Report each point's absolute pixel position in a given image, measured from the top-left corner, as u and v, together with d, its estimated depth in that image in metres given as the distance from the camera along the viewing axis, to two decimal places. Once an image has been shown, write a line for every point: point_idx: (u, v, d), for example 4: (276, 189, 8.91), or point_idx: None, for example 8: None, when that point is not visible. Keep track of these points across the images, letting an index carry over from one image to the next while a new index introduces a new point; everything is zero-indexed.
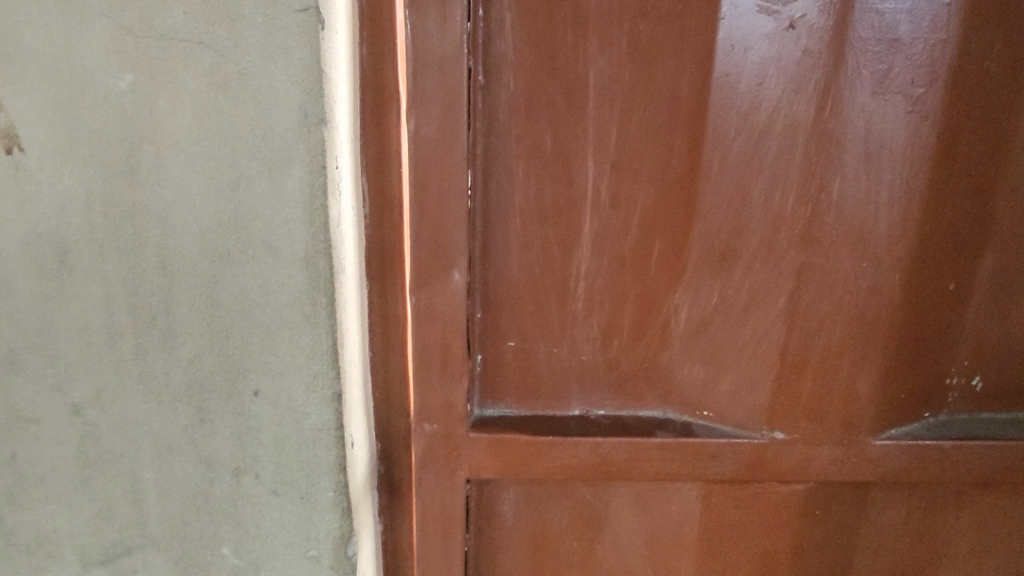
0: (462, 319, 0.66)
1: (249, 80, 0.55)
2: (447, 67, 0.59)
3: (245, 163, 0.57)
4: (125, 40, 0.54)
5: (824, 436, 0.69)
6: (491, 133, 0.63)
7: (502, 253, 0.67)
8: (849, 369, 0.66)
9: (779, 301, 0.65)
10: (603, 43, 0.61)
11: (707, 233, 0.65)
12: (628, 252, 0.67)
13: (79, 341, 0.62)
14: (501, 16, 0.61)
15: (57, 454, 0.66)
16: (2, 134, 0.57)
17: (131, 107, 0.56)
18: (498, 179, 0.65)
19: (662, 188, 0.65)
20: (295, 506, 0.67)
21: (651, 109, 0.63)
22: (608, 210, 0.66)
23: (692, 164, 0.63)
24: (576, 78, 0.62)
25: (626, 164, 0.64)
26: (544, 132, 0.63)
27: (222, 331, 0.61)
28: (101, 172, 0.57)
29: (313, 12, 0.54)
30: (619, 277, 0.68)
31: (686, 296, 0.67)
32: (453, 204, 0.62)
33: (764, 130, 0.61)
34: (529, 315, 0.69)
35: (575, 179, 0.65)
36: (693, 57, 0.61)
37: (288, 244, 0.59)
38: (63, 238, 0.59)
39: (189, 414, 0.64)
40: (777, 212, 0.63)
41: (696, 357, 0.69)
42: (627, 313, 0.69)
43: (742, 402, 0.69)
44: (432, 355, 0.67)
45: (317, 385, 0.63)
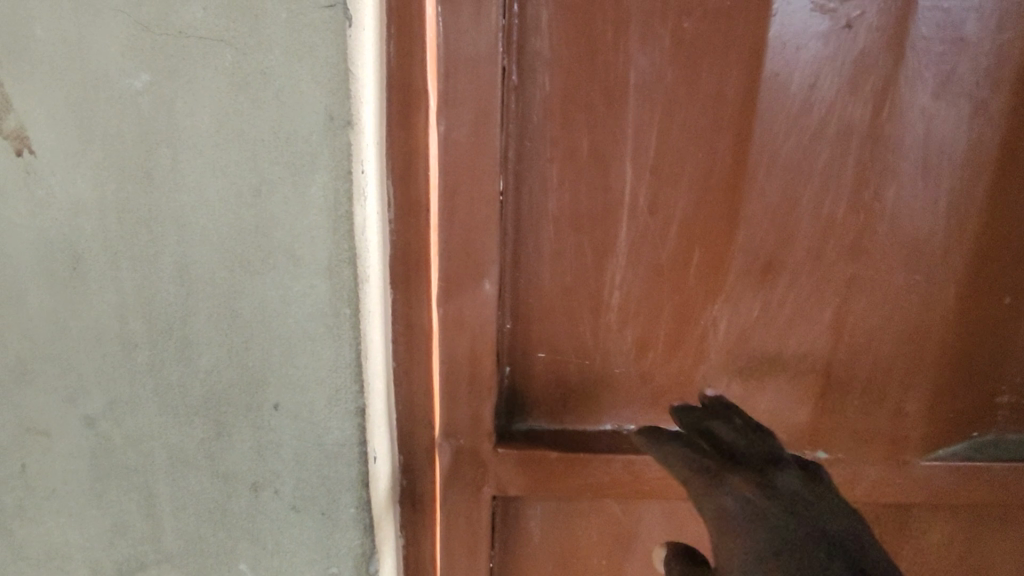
0: (492, 329, 0.63)
1: (272, 80, 0.52)
2: (481, 67, 0.56)
3: (266, 167, 0.54)
4: (141, 37, 0.51)
5: (868, 454, 0.66)
6: (525, 136, 0.60)
7: (534, 261, 0.64)
8: (896, 386, 0.64)
9: (825, 314, 0.62)
10: (645, 39, 0.57)
11: (752, 243, 0.61)
12: (666, 261, 0.63)
13: (92, 352, 0.59)
14: (538, 12, 0.57)
15: (69, 466, 0.63)
16: (11, 135, 0.54)
17: (148, 108, 0.53)
18: (531, 184, 0.61)
19: (705, 193, 0.60)
20: (316, 523, 0.64)
21: (695, 109, 0.58)
22: (646, 215, 0.62)
23: (736, 168, 0.59)
24: (615, 77, 0.58)
25: (666, 168, 0.60)
26: (581, 134, 0.60)
27: (242, 342, 0.59)
28: (117, 177, 0.54)
29: (341, 8, 0.50)
30: (656, 288, 0.64)
31: (726, 308, 0.64)
32: (485, 211, 0.60)
33: (816, 134, 0.57)
34: (560, 325, 0.66)
35: (612, 184, 0.61)
36: (742, 52, 0.56)
37: (312, 252, 0.56)
38: (76, 244, 0.56)
39: (206, 428, 0.62)
40: (827, 220, 0.60)
41: (735, 373, 0.66)
42: (663, 327, 0.65)
43: (784, 420, 0.66)
44: (459, 367, 0.65)
45: (339, 399, 0.61)
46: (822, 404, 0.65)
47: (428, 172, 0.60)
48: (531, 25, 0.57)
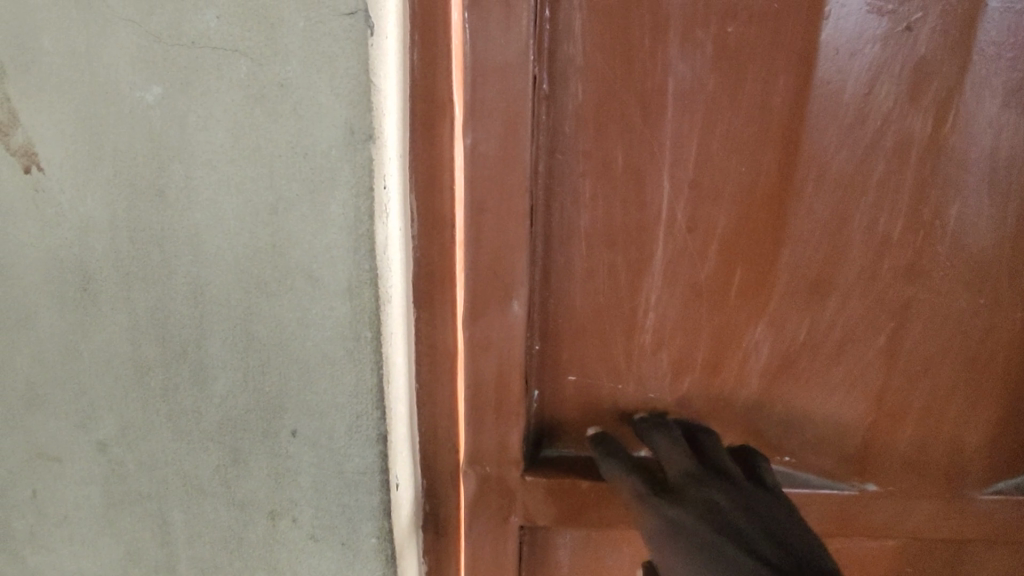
0: (521, 353, 0.60)
1: (289, 92, 0.49)
2: (510, 76, 0.52)
3: (284, 184, 0.51)
4: (153, 47, 0.48)
5: (920, 487, 0.62)
6: (556, 149, 0.56)
7: (564, 280, 0.60)
8: (954, 416, 0.60)
9: (878, 339, 0.58)
10: (686, 44, 0.53)
11: (798, 263, 0.57)
12: (705, 282, 0.59)
13: (103, 375, 0.57)
14: (570, 17, 0.53)
15: (80, 493, 0.61)
16: (19, 151, 0.52)
17: (160, 122, 0.50)
18: (562, 200, 0.58)
19: (747, 210, 0.57)
20: (336, 553, 0.61)
21: (738, 121, 0.54)
22: (685, 233, 0.58)
23: (782, 182, 0.55)
24: (653, 86, 0.54)
25: (707, 183, 0.56)
26: (615, 147, 0.56)
27: (258, 366, 0.56)
28: (129, 194, 0.52)
29: (362, 16, 0.47)
30: (695, 309, 0.60)
31: (769, 330, 0.60)
32: (514, 227, 0.56)
33: (871, 147, 0.53)
34: (592, 347, 0.63)
35: (648, 200, 0.57)
36: (790, 58, 0.52)
37: (331, 274, 0.53)
38: (87, 264, 0.54)
39: (222, 454, 0.59)
40: (881, 239, 0.56)
41: (777, 399, 0.62)
42: (701, 351, 0.61)
43: (829, 449, 0.63)
44: (485, 392, 0.61)
45: (360, 426, 0.57)
46: (873, 432, 0.61)
47: (453, 186, 0.57)
48: (564, 31, 0.54)
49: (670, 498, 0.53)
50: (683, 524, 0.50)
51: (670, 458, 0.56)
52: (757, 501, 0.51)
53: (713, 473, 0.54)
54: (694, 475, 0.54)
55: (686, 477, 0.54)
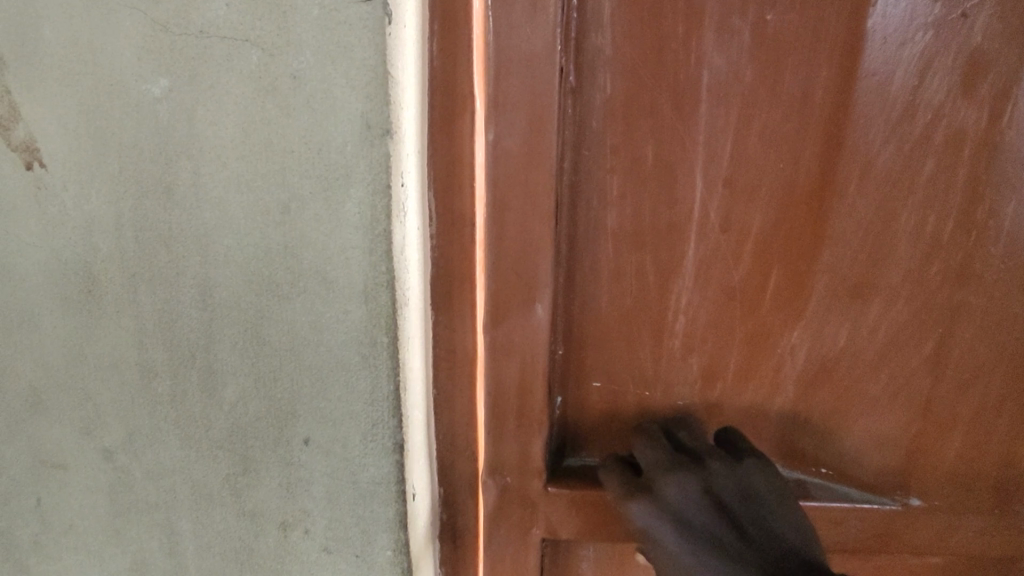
0: (544, 358, 0.57)
1: (303, 85, 0.46)
2: (536, 68, 0.50)
3: (296, 181, 0.48)
4: (159, 37, 0.46)
5: (970, 502, 0.58)
6: (582, 145, 0.54)
7: (591, 283, 0.58)
8: (1005, 430, 0.56)
9: (925, 346, 0.55)
10: (722, 33, 0.50)
11: (838, 265, 0.54)
12: (739, 284, 0.56)
13: (109, 381, 0.55)
14: (599, 4, 0.50)
15: (86, 502, 0.58)
16: (21, 146, 0.49)
17: (166, 117, 0.47)
18: (588, 199, 0.55)
19: (784, 208, 0.53)
20: (350, 565, 0.59)
21: (778, 114, 0.51)
22: (718, 233, 0.55)
23: (822, 181, 0.52)
24: (686, 78, 0.51)
25: (743, 181, 0.53)
26: (645, 143, 0.53)
27: (269, 372, 0.53)
28: (134, 192, 0.49)
29: (380, 2, 0.44)
30: (727, 314, 0.57)
31: (806, 336, 0.57)
32: (537, 227, 0.54)
33: (920, 142, 0.50)
34: (618, 355, 0.59)
35: (679, 199, 0.54)
36: (834, 48, 0.49)
37: (346, 276, 0.50)
38: (91, 266, 0.51)
39: (232, 462, 0.57)
40: (930, 240, 0.52)
41: (815, 409, 0.59)
42: (735, 357, 0.58)
43: (870, 461, 0.59)
44: (506, 401, 0.59)
45: (376, 435, 0.55)
46: (915, 444, 0.58)
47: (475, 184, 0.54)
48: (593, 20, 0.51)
49: (646, 495, 0.53)
50: (663, 527, 0.52)
51: (646, 451, 0.56)
52: (732, 494, 0.51)
53: (686, 459, 0.54)
54: (666, 464, 0.54)
55: (658, 468, 0.54)
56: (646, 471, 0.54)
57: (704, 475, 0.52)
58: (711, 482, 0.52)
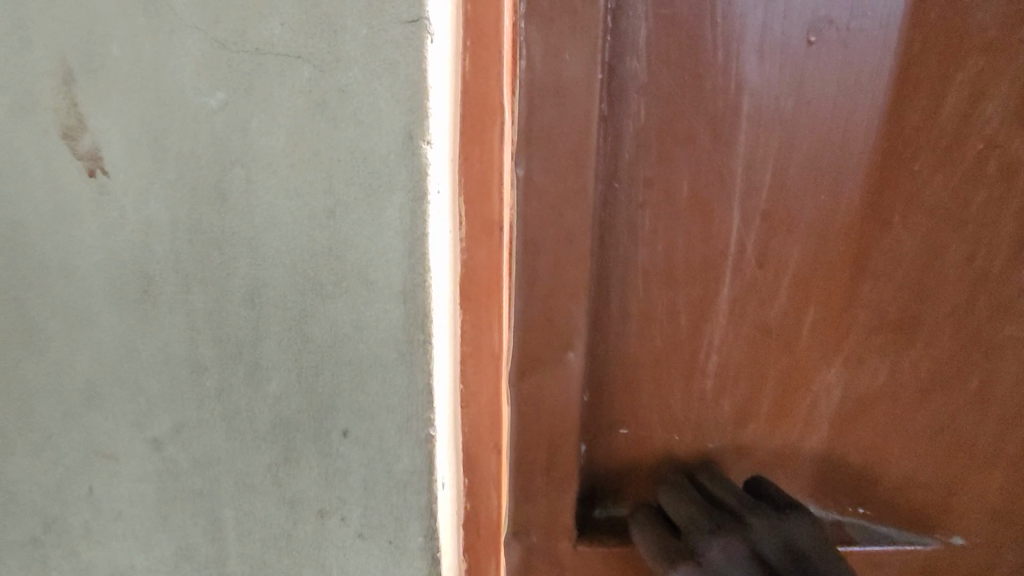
0: (577, 376, 0.63)
1: (349, 99, 0.50)
2: (571, 98, 0.55)
3: (341, 188, 0.52)
4: (217, 53, 0.49)
5: (1008, 536, 0.66)
6: (614, 177, 0.59)
7: (617, 308, 0.63)
8: (1012, 455, 0.64)
9: (971, 382, 0.63)
10: (762, 60, 0.56)
11: (876, 310, 0.62)
12: (774, 318, 0.63)
13: (161, 375, 0.58)
14: (635, 27, 0.56)
15: (136, 490, 0.62)
16: (84, 155, 0.52)
17: (223, 128, 0.51)
18: (621, 227, 0.61)
19: (826, 255, 0.61)
20: (382, 551, 0.62)
21: (811, 143, 0.58)
22: (754, 267, 0.61)
23: (867, 220, 0.60)
24: (726, 105, 0.57)
25: (779, 216, 0.60)
26: (681, 171, 0.59)
27: (312, 367, 0.57)
28: (190, 197, 0.53)
29: (425, 22, 0.48)
30: (761, 344, 0.63)
31: (844, 371, 0.64)
32: (568, 256, 0.59)
33: (960, 166, 0.58)
34: (648, 398, 0.66)
35: (714, 233, 0.60)
36: (873, 80, 0.57)
37: (386, 276, 0.54)
38: (147, 266, 0.55)
39: (274, 452, 0.60)
40: (976, 276, 0.60)
41: (855, 444, 0.65)
42: (768, 395, 0.65)
43: (910, 500, 0.66)
44: (534, 416, 0.64)
45: (410, 427, 0.58)
46: (944, 470, 0.65)
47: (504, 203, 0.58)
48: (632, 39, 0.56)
49: (690, 560, 0.55)
50: None
51: (684, 515, 0.59)
52: (771, 551, 0.52)
53: (725, 519, 0.56)
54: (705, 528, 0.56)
55: (697, 531, 0.56)
56: (688, 537, 0.57)
57: (744, 535, 0.54)
58: (749, 541, 0.53)
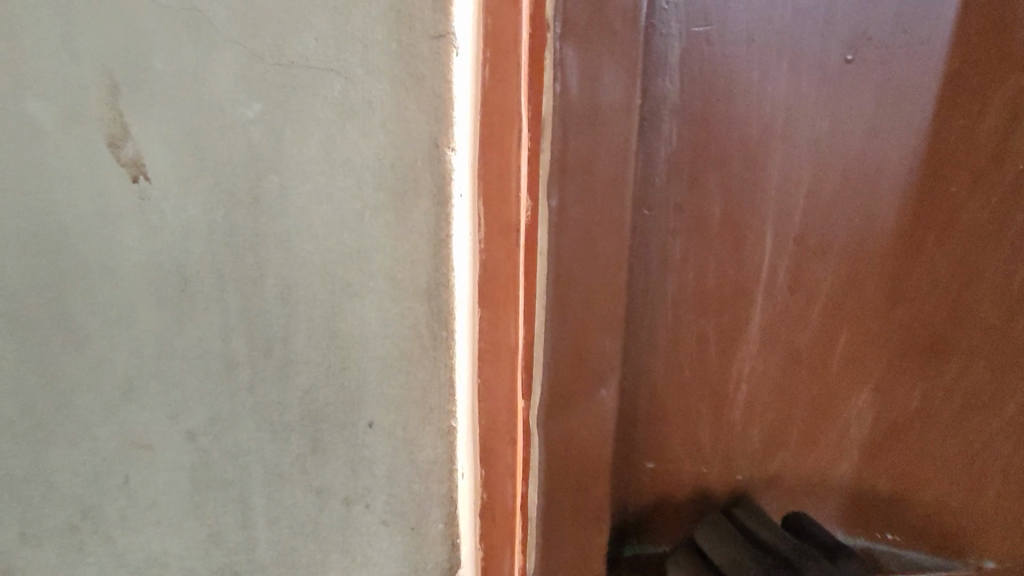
0: (609, 395, 0.64)
1: (378, 110, 0.53)
2: (608, 118, 0.56)
3: (370, 193, 0.55)
4: (254, 66, 0.52)
5: None
6: (646, 200, 0.61)
7: (649, 325, 0.64)
8: None
9: (1006, 406, 0.65)
10: (792, 71, 0.58)
11: (906, 335, 0.64)
12: (805, 340, 0.65)
13: (196, 370, 0.61)
14: (667, 43, 0.57)
15: (170, 480, 0.65)
16: (127, 162, 0.55)
17: (259, 136, 0.54)
18: (652, 248, 0.62)
19: (860, 279, 0.63)
20: (404, 536, 0.66)
21: (841, 165, 0.60)
22: (786, 291, 0.64)
23: (902, 247, 0.62)
24: (755, 125, 0.59)
25: (812, 241, 0.62)
26: (713, 193, 0.61)
27: (340, 362, 0.60)
28: (227, 202, 0.56)
29: (451, 39, 0.51)
30: (794, 364, 0.66)
31: (876, 394, 0.66)
32: (603, 279, 0.60)
33: (996, 186, 0.60)
34: (679, 426, 0.67)
35: (745, 259, 0.63)
36: (896, 96, 0.59)
37: (411, 276, 0.57)
38: (184, 267, 0.58)
39: (302, 443, 0.63)
40: (1014, 300, 0.62)
41: (883, 465, 0.68)
42: (799, 415, 0.67)
43: (938, 520, 0.69)
44: (569, 436, 0.64)
45: (431, 418, 0.62)
46: (972, 493, 0.68)
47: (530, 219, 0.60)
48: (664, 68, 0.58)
49: None
50: None
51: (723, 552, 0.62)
52: None
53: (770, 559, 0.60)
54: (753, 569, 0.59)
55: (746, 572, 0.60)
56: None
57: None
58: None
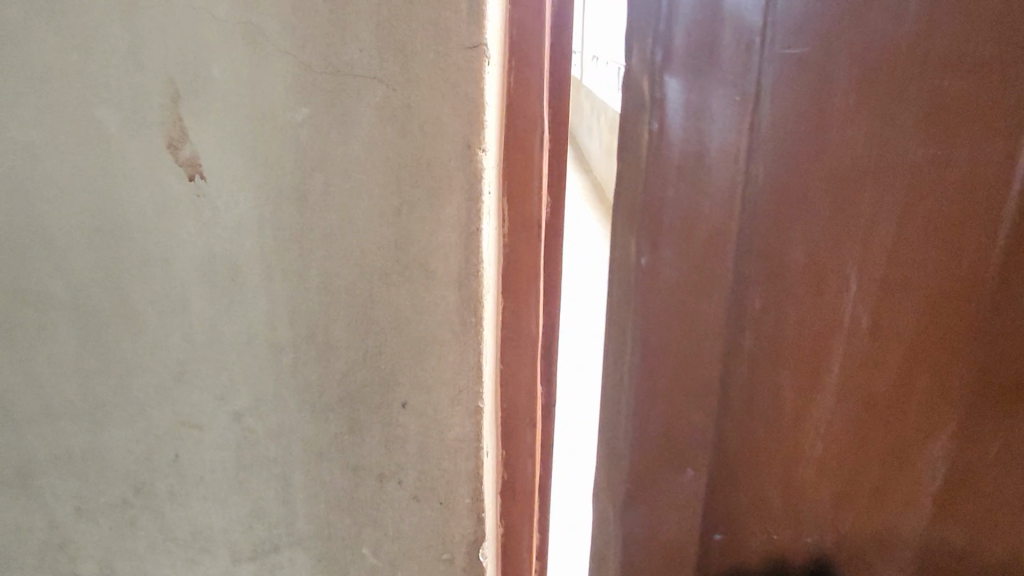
0: (698, 423, 0.77)
1: (416, 113, 0.58)
2: (714, 167, 0.66)
3: (407, 190, 0.60)
4: (304, 76, 0.57)
5: None
6: (745, 248, 0.70)
7: (743, 337, 0.74)
8: None
9: None
10: (863, 103, 0.64)
11: (974, 375, 0.73)
12: (880, 389, 0.76)
13: (244, 354, 0.66)
14: (761, 76, 0.62)
15: (217, 458, 0.70)
16: (184, 162, 0.60)
17: (307, 139, 0.59)
18: (751, 295, 0.72)
19: (929, 337, 0.73)
20: (434, 510, 0.71)
21: (919, 223, 0.68)
22: (866, 336, 0.73)
23: (964, 287, 0.70)
24: (840, 167, 0.66)
25: (893, 282, 0.71)
26: (796, 240, 0.69)
27: (377, 347, 0.65)
28: (275, 198, 0.61)
29: (483, 49, 0.55)
30: (868, 411, 0.77)
31: (948, 441, 0.77)
32: (706, 341, 0.73)
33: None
34: (771, 475, 0.81)
35: (836, 310, 0.72)
36: (953, 121, 0.64)
37: (444, 266, 0.62)
38: (235, 259, 0.63)
39: (341, 423, 0.68)
40: None
41: (970, 506, 0.79)
42: (873, 446, 0.79)
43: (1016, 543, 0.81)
44: (665, 446, 0.77)
45: (461, 399, 0.66)
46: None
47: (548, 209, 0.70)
48: (725, 105, 0.63)
49: None
50: None
51: None
52: None
53: None
54: None
55: None
56: None
57: None
58: None
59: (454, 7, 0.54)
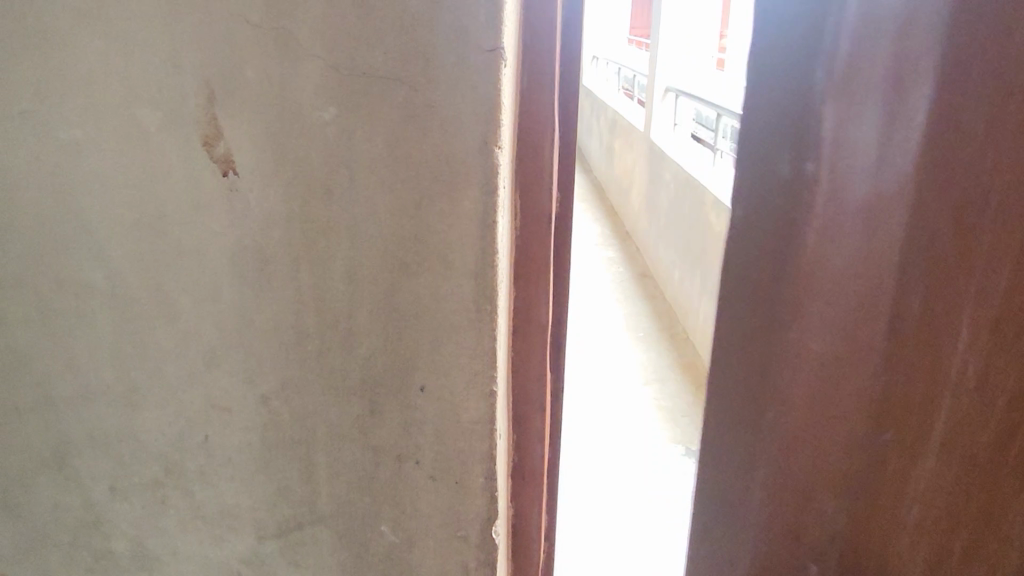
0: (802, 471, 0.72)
1: (436, 112, 0.61)
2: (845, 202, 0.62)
3: (428, 185, 0.64)
4: (332, 78, 0.61)
5: None
6: (865, 299, 0.66)
7: (823, 392, 0.69)
8: None
9: None
10: (960, 144, 0.60)
11: None
12: (979, 446, 0.69)
13: (271, 341, 0.70)
14: (865, 118, 0.59)
15: (244, 440, 0.74)
16: (218, 158, 0.64)
17: (334, 137, 0.63)
18: (881, 355, 0.68)
19: None
20: (449, 490, 0.75)
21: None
22: (968, 389, 0.67)
23: None
24: (938, 213, 0.62)
25: (1001, 335, 0.65)
26: (890, 294, 0.65)
27: (397, 333, 0.69)
28: (303, 193, 0.65)
29: (500, 52, 0.59)
30: (966, 471, 0.70)
31: None
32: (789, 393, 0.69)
33: None
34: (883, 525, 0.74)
35: (933, 360, 0.67)
36: None
37: (461, 257, 0.65)
38: (264, 249, 0.66)
39: (362, 406, 0.72)
40: None
41: None
42: (973, 501, 0.71)
43: None
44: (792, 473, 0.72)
45: (476, 383, 0.70)
46: None
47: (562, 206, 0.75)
48: (909, 129, 0.60)
49: None
50: None
51: None
52: None
53: None
54: None
55: None
56: None
57: None
58: None
59: (472, 12, 0.58)
